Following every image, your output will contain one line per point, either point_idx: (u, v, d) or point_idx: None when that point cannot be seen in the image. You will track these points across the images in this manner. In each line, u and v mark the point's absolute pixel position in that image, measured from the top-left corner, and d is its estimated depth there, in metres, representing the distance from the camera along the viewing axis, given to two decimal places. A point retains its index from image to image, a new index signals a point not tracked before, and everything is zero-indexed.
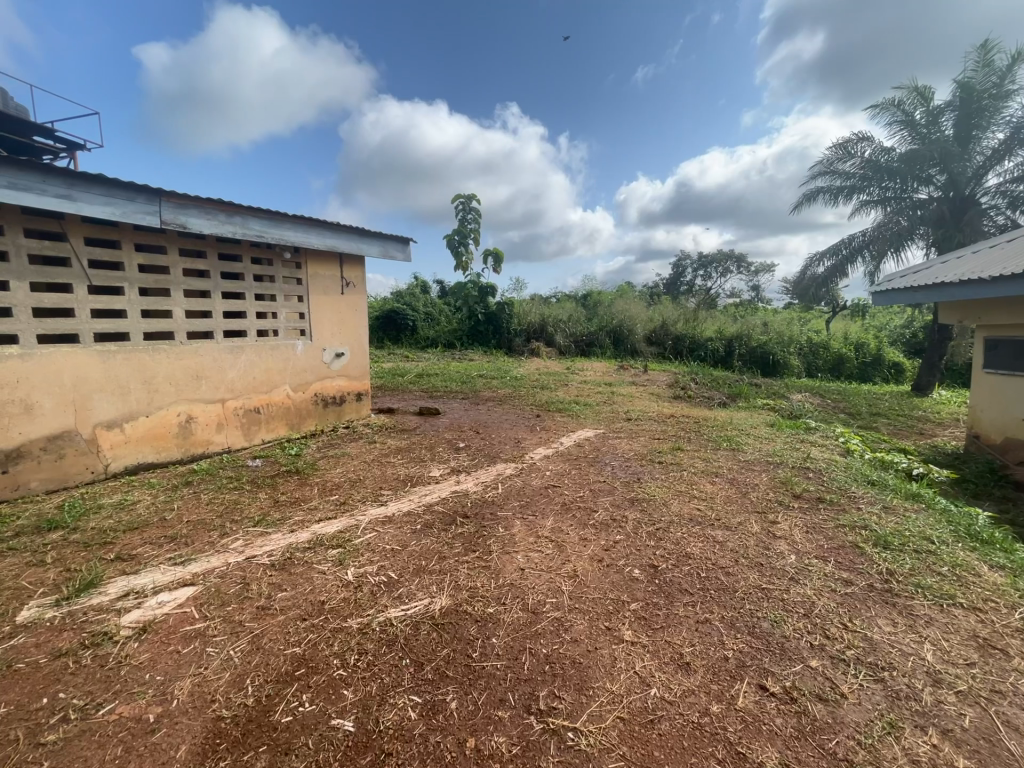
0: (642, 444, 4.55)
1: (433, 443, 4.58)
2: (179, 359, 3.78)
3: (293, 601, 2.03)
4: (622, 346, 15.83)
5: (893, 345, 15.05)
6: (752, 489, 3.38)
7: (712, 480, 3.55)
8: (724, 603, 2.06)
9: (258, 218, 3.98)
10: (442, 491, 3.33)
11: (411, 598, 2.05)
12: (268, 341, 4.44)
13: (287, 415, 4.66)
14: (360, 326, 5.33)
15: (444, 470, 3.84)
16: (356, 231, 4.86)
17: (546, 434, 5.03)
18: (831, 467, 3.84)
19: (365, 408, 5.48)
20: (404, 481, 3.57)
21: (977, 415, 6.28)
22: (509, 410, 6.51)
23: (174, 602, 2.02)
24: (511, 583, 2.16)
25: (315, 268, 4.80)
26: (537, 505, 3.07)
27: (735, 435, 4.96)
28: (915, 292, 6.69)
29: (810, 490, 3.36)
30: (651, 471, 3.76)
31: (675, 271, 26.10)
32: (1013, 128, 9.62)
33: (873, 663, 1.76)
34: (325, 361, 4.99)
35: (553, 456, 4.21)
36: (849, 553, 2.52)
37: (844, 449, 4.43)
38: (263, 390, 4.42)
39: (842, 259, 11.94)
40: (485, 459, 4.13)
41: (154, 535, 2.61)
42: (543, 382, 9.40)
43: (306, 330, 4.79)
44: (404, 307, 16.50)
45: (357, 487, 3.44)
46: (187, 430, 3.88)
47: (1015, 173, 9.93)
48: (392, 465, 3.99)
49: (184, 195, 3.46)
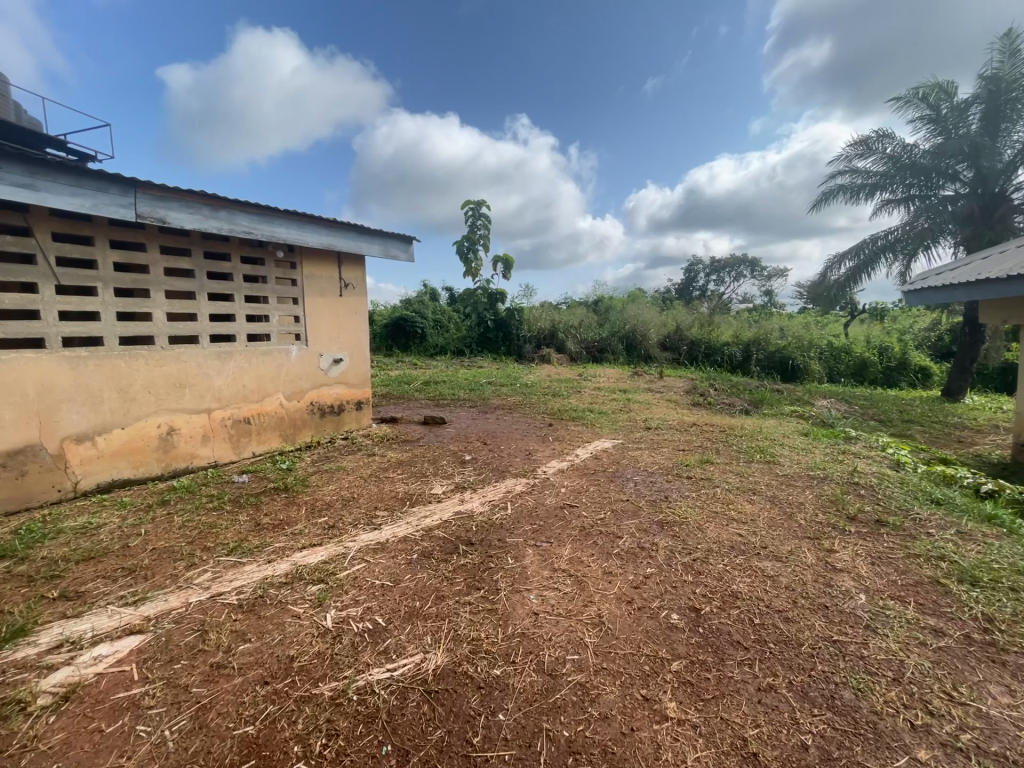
0: (666, 457, 4.12)
1: (436, 456, 4.21)
2: (159, 366, 3.48)
3: (256, 657, 1.66)
4: (635, 352, 15.42)
5: (920, 349, 14.42)
6: (798, 510, 2.94)
7: (750, 500, 3.11)
8: (789, 663, 1.64)
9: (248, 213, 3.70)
10: (444, 513, 2.95)
11: (400, 654, 1.66)
12: (259, 346, 4.12)
13: (281, 426, 4.34)
14: (360, 330, 5.01)
15: (448, 487, 3.46)
16: (355, 229, 4.57)
17: (560, 445, 4.63)
18: (886, 484, 3.38)
19: (366, 417, 5.15)
20: (402, 500, 3.20)
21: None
22: (519, 418, 6.14)
23: (112, 658, 1.66)
24: (523, 634, 1.77)
25: (311, 267, 4.50)
26: (552, 529, 2.67)
27: (768, 446, 4.51)
28: (954, 290, 6.19)
29: (866, 511, 2.91)
30: (680, 488, 3.33)
31: (687, 276, 25.61)
32: None
33: (1000, 753, 1.33)
34: (322, 368, 4.67)
35: (568, 470, 3.81)
36: (932, 593, 2.08)
37: (894, 462, 3.96)
38: (254, 398, 4.10)
39: (863, 260, 11.39)
40: (493, 474, 3.73)
41: (111, 567, 2.27)
42: (556, 389, 9.01)
43: (302, 334, 4.48)
44: (413, 314, 16.21)
45: (349, 507, 3.07)
46: (168, 443, 3.57)
47: None
48: (391, 480, 3.63)
49: (162, 186, 3.16)
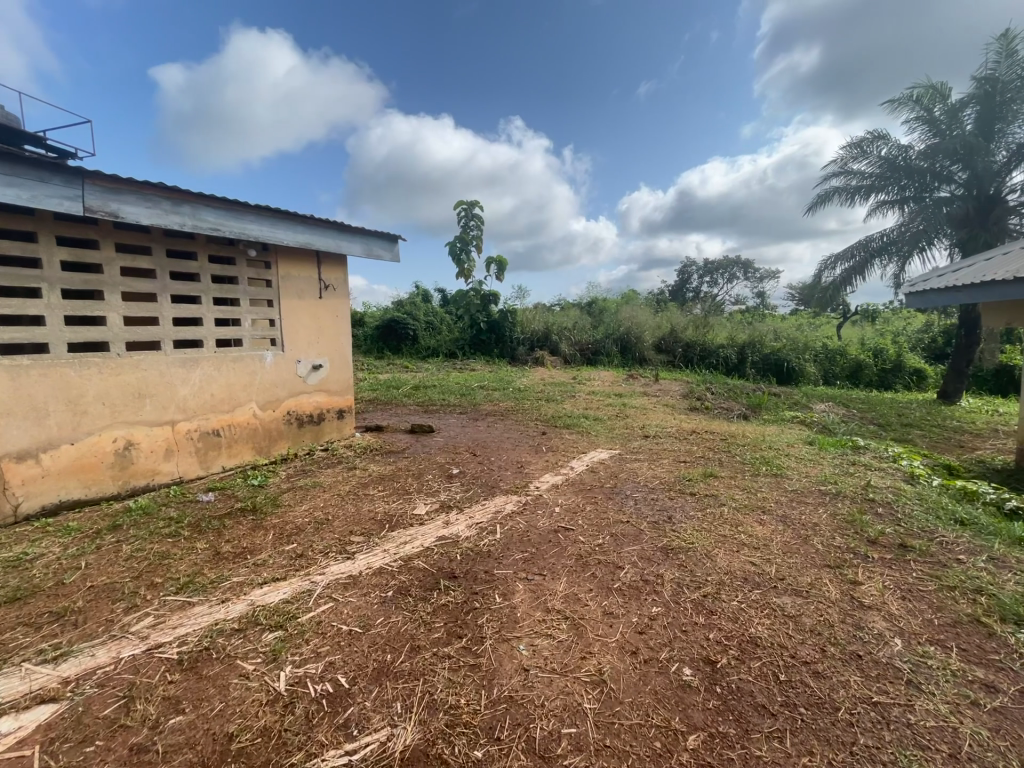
0: (667, 469, 3.87)
1: (421, 470, 3.93)
2: (116, 375, 3.18)
3: (186, 737, 1.37)
4: (630, 354, 15.20)
5: (914, 351, 14.32)
6: (814, 534, 2.69)
7: (760, 521, 2.85)
8: (826, 736, 1.38)
9: (214, 208, 3.40)
10: (427, 538, 2.67)
11: (363, 730, 1.39)
12: (230, 352, 3.83)
13: (254, 438, 4.04)
14: (341, 335, 4.72)
15: (432, 506, 3.18)
16: (335, 227, 4.29)
17: (554, 456, 4.36)
18: (904, 502, 3.14)
19: (347, 427, 4.86)
20: (381, 523, 2.92)
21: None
22: (511, 426, 5.88)
23: (10, 740, 1.37)
24: (510, 699, 1.49)
25: (287, 267, 4.20)
26: (545, 559, 2.40)
27: (773, 457, 4.26)
28: (958, 293, 5.99)
29: (888, 534, 2.67)
30: (684, 507, 3.08)
31: (681, 278, 25.49)
32: None
33: None
34: (300, 375, 4.38)
35: (562, 485, 3.55)
36: (975, 636, 1.83)
37: (907, 475, 3.73)
38: (224, 409, 3.80)
39: (858, 262, 11.22)
40: (481, 491, 3.45)
41: (38, 611, 1.97)
42: (550, 393, 8.75)
43: (277, 339, 4.19)
44: (405, 316, 15.90)
45: (321, 532, 2.78)
46: (125, 459, 3.26)
47: None
48: (370, 499, 3.34)
49: (114, 177, 2.87)
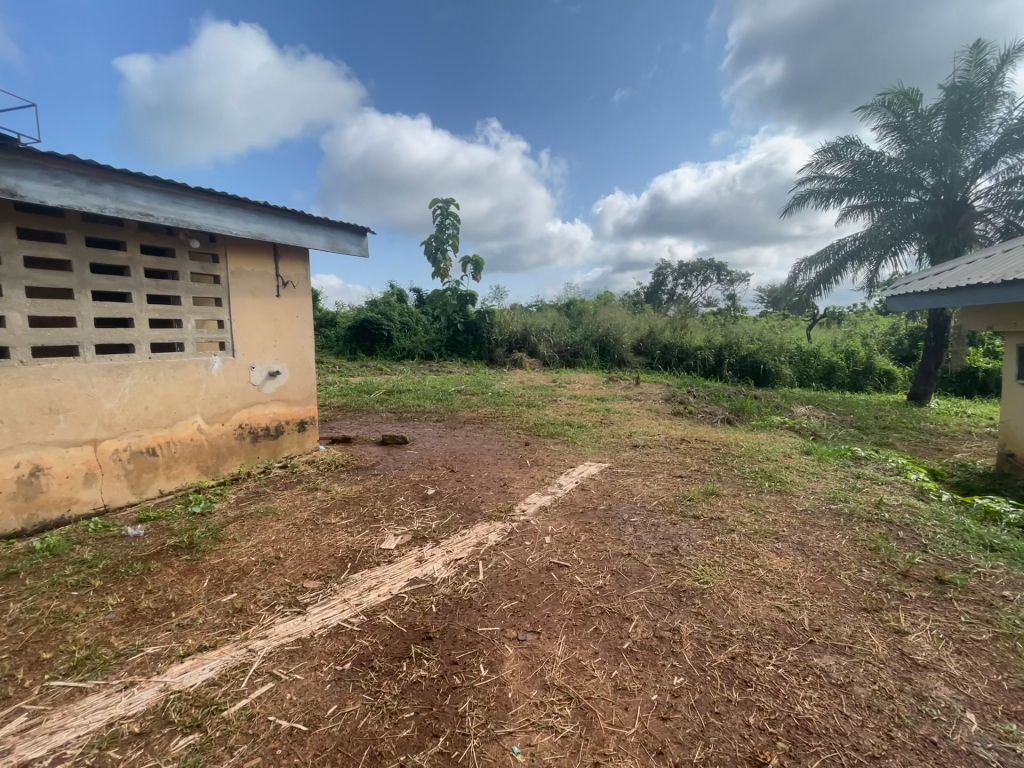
0: (665, 486, 3.55)
1: (392, 491, 3.49)
2: (19, 387, 2.64)
3: None
4: (609, 356, 14.98)
5: (884, 353, 14.56)
6: (838, 566, 2.38)
7: (777, 552, 2.53)
8: None
9: (143, 191, 2.89)
10: (396, 584, 2.24)
11: None
12: (168, 358, 3.31)
13: (199, 456, 3.52)
14: (302, 337, 4.24)
15: (403, 537, 2.76)
16: (293, 218, 3.81)
17: (540, 472, 3.97)
18: (924, 524, 2.87)
19: (310, 439, 4.38)
20: (343, 561, 2.48)
21: (1010, 432, 6.08)
22: (491, 435, 5.48)
23: None
24: None
25: (238, 260, 3.70)
26: (537, 609, 2.01)
27: (774, 470, 3.97)
28: (939, 294, 5.82)
29: (920, 566, 2.38)
30: (690, 533, 2.74)
31: (656, 280, 25.51)
32: (1008, 129, 9.17)
33: None
34: (255, 383, 3.88)
35: (551, 507, 3.17)
36: None
37: (916, 490, 3.49)
38: (161, 423, 3.28)
39: (830, 266, 11.17)
40: (461, 517, 3.04)
41: None
42: (530, 398, 8.40)
43: (227, 342, 3.68)
44: (378, 316, 15.32)
45: (270, 576, 2.33)
46: (32, 487, 2.73)
47: (1007, 175, 9.49)
48: (332, 528, 2.89)
49: (8, 146, 2.35)
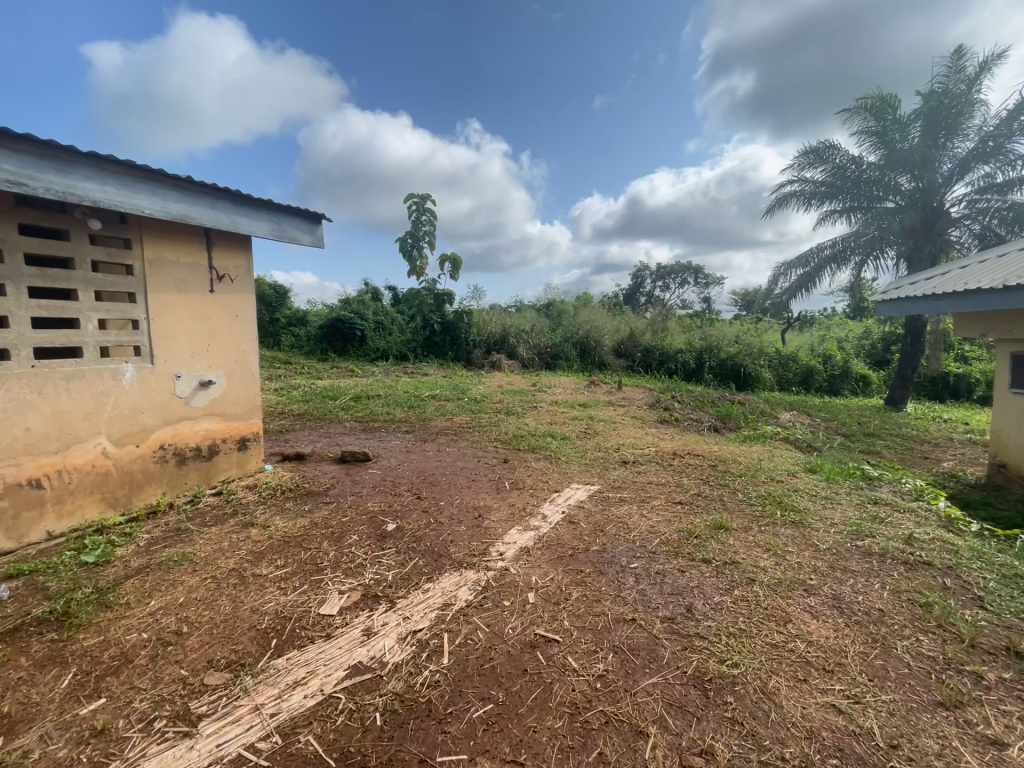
0: (667, 518, 3.05)
1: (345, 528, 2.90)
2: None
3: None
4: (589, 358, 14.56)
5: (861, 357, 14.55)
6: (894, 635, 1.91)
7: (811, 612, 2.06)
8: None
9: (14, 153, 2.25)
10: (332, 676, 1.68)
11: None
12: (62, 366, 2.67)
13: (105, 486, 2.88)
14: (242, 339, 3.61)
15: (350, 597, 2.18)
16: (227, 198, 3.18)
17: (521, 500, 3.42)
18: (969, 569, 2.44)
19: (251, 459, 3.75)
20: (268, 636, 1.90)
21: (1000, 441, 5.83)
22: (465, 449, 4.93)
23: None
24: None
25: (157, 247, 3.06)
26: (518, 720, 1.48)
27: (783, 494, 3.52)
28: (937, 301, 5.48)
29: (986, 632, 1.93)
30: (705, 586, 2.25)
31: (635, 282, 25.28)
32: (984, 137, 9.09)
33: None
34: (182, 395, 3.25)
35: (535, 549, 2.63)
36: None
37: (943, 521, 3.08)
38: (49, 449, 2.63)
39: (810, 271, 10.95)
40: (424, 565, 2.47)
41: None
42: (508, 404, 7.88)
43: (144, 347, 3.04)
44: (351, 315, 14.58)
45: (162, 664, 1.73)
46: None
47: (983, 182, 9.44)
48: (262, 584, 2.29)
49: None
